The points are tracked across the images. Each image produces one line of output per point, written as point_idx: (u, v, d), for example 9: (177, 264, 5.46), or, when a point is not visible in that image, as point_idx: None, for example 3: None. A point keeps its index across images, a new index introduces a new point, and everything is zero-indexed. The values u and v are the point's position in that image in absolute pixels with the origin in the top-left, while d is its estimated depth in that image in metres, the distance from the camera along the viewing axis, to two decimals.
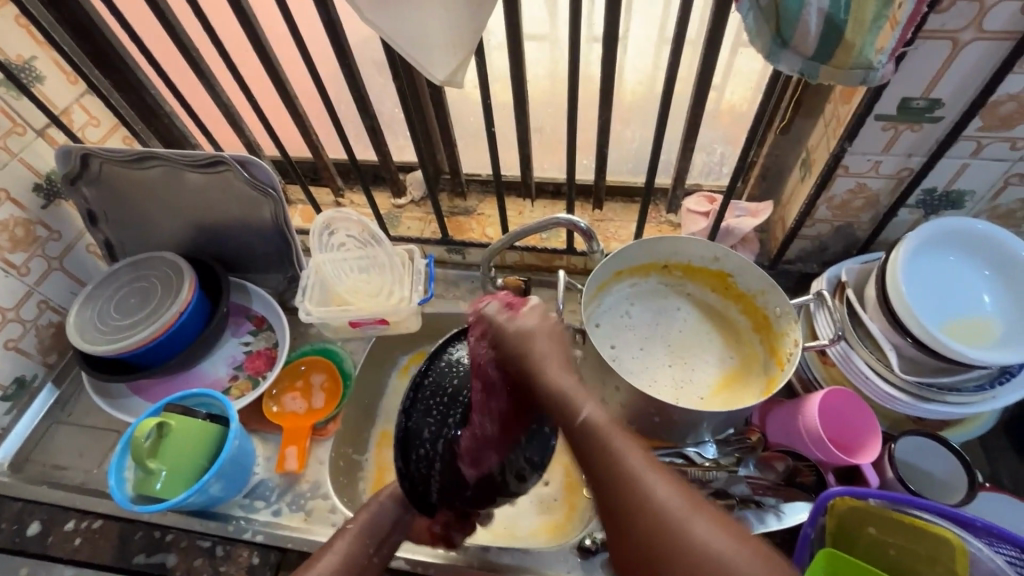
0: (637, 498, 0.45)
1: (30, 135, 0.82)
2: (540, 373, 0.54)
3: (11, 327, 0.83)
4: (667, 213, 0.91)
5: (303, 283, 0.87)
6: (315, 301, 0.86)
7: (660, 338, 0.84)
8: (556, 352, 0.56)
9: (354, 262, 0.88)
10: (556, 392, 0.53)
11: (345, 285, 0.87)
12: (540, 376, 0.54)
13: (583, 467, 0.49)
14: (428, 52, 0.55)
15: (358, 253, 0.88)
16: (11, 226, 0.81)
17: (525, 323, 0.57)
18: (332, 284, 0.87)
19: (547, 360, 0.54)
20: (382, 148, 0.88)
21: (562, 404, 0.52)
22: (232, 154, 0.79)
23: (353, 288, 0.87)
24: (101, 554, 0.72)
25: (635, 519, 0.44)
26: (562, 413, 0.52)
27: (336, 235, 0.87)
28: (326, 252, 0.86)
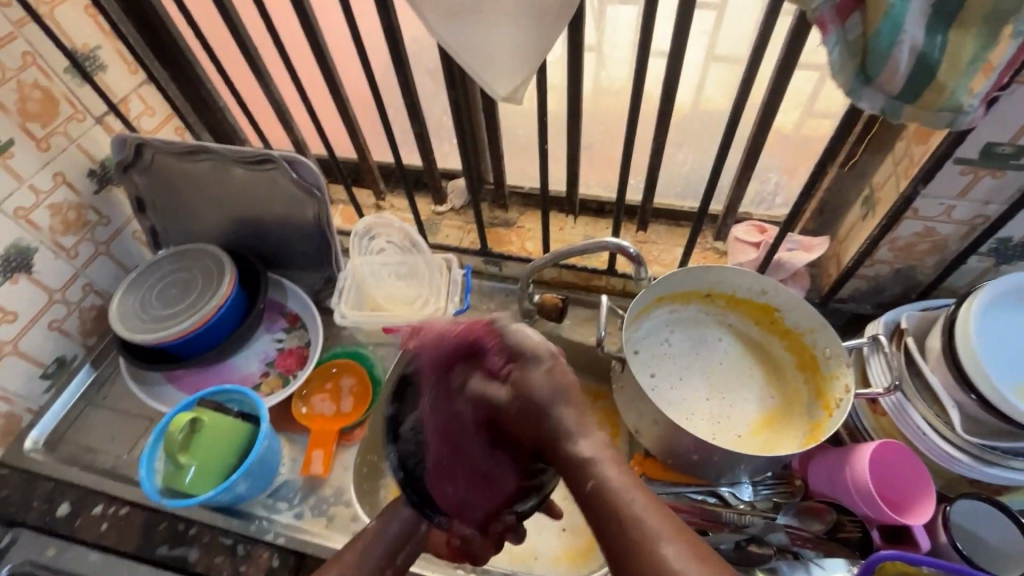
0: (627, 532, 0.42)
1: (89, 122, 0.84)
2: (562, 434, 0.49)
3: (56, 308, 0.85)
4: (714, 240, 0.89)
5: (339, 285, 0.87)
6: (349, 303, 0.86)
7: (698, 369, 0.81)
8: (549, 401, 0.50)
9: (388, 266, 0.88)
10: (570, 454, 0.48)
11: (379, 288, 0.86)
12: (559, 444, 0.49)
13: (596, 530, 0.45)
14: (492, 68, 0.54)
15: (393, 258, 0.88)
16: (65, 210, 0.83)
17: (542, 384, 0.51)
18: (368, 288, 0.86)
19: (571, 425, 0.49)
20: (429, 155, 0.88)
21: (585, 462, 0.47)
22: (281, 153, 0.79)
23: (387, 293, 0.86)
24: (126, 542, 0.73)
25: (609, 529, 0.43)
26: (585, 477, 0.46)
27: (374, 237, 0.87)
28: (366, 256, 0.86)
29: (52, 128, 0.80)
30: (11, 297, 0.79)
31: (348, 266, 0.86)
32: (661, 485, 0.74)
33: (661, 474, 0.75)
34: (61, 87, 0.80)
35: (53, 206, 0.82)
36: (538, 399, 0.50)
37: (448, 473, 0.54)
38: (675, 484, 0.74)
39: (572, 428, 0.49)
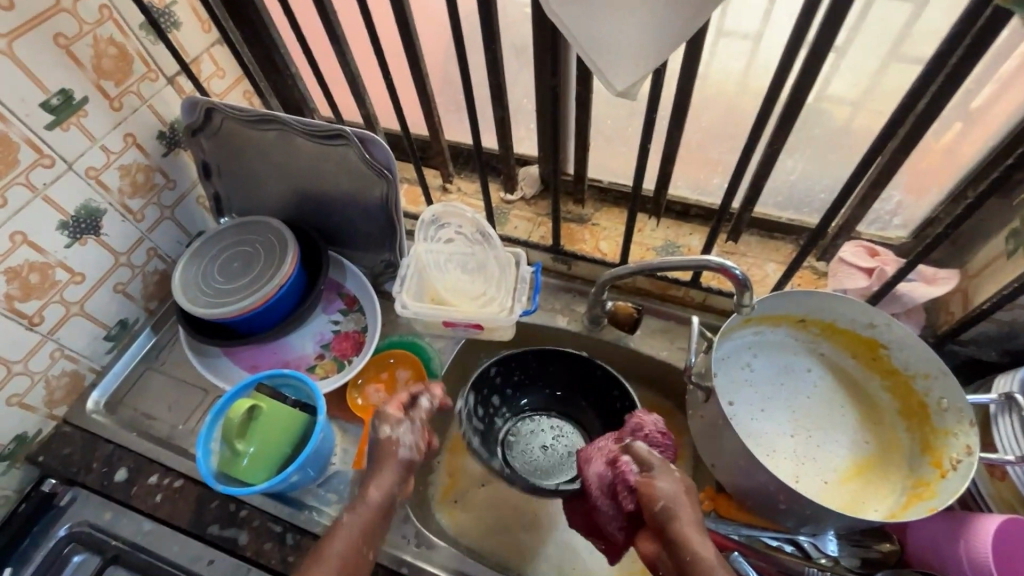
0: None
1: (161, 82, 0.81)
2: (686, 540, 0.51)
3: (122, 271, 0.84)
4: (817, 259, 0.80)
5: (400, 273, 0.81)
6: (410, 293, 0.80)
7: (782, 401, 0.74)
8: (688, 504, 0.54)
9: (453, 255, 0.83)
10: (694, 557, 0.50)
11: (442, 278, 0.82)
12: (679, 539, 0.52)
13: None
14: (614, 57, 0.47)
15: (460, 247, 0.83)
16: (134, 172, 0.81)
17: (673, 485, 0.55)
18: (431, 279, 0.82)
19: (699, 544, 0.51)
20: (507, 140, 0.81)
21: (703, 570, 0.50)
22: (354, 130, 0.74)
23: (450, 284, 0.82)
24: (179, 515, 0.73)
25: None
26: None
27: (444, 226, 0.82)
28: (430, 244, 0.82)
29: (125, 87, 0.77)
30: (80, 258, 0.78)
31: (413, 251, 0.81)
32: (732, 524, 0.68)
33: (733, 513, 0.70)
34: (135, 44, 0.77)
35: (123, 168, 0.80)
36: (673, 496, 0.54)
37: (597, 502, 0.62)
38: (748, 526, 0.68)
39: (689, 523, 0.53)
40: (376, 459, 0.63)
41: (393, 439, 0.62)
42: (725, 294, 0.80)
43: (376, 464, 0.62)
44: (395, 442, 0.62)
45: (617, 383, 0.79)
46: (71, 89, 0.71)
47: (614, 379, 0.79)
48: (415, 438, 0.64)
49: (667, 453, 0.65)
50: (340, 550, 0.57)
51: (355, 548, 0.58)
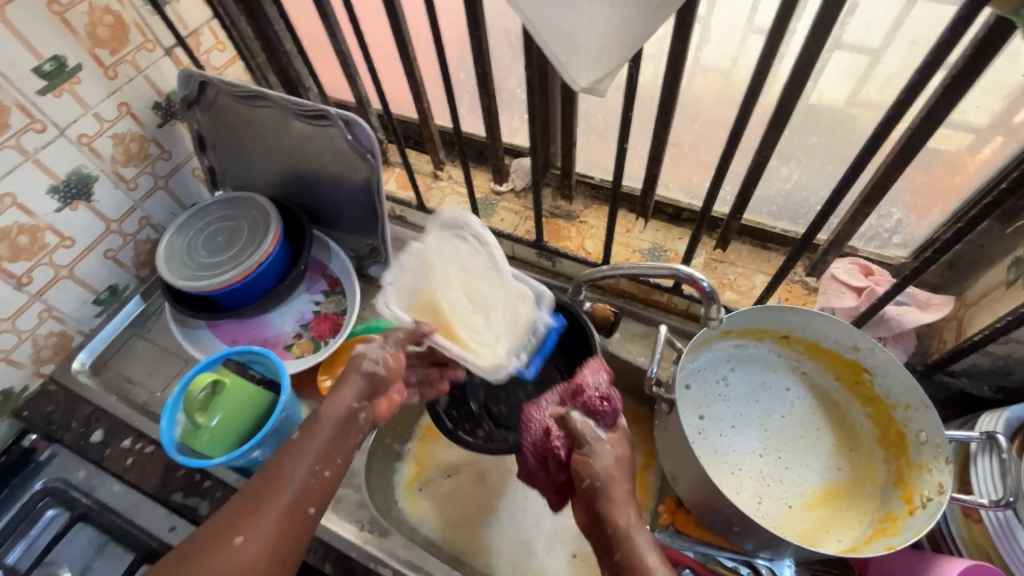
0: None
1: (158, 53, 0.82)
2: (610, 514, 0.53)
3: (112, 238, 0.86)
4: (807, 274, 0.77)
5: (402, 262, 0.68)
6: (403, 289, 0.68)
7: (754, 417, 0.71)
8: (616, 480, 0.55)
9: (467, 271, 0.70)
10: (617, 528, 0.53)
11: (447, 288, 0.67)
12: (606, 514, 0.53)
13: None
14: (576, 50, 0.44)
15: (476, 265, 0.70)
16: (127, 141, 0.83)
17: (602, 460, 0.56)
18: (433, 285, 0.67)
19: (625, 520, 0.53)
20: (495, 130, 0.79)
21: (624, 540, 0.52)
22: (338, 111, 0.74)
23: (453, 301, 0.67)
24: (147, 480, 0.75)
25: None
26: (617, 550, 0.52)
27: (463, 241, 0.68)
28: (447, 250, 0.68)
29: (120, 56, 0.78)
30: (69, 223, 0.80)
31: (423, 243, 0.68)
32: (688, 540, 0.67)
33: (690, 529, 0.70)
34: (132, 13, 0.77)
35: (116, 136, 0.81)
36: (600, 474, 0.55)
37: (530, 466, 0.63)
38: (705, 544, 0.67)
39: (616, 500, 0.54)
40: (344, 376, 0.62)
41: (360, 354, 0.62)
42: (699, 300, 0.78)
43: (343, 378, 0.61)
44: (362, 357, 0.62)
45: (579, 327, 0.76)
46: (65, 55, 0.72)
47: (580, 323, 0.75)
48: (382, 356, 0.62)
49: (610, 419, 0.59)
50: (297, 475, 0.55)
51: (311, 474, 0.56)
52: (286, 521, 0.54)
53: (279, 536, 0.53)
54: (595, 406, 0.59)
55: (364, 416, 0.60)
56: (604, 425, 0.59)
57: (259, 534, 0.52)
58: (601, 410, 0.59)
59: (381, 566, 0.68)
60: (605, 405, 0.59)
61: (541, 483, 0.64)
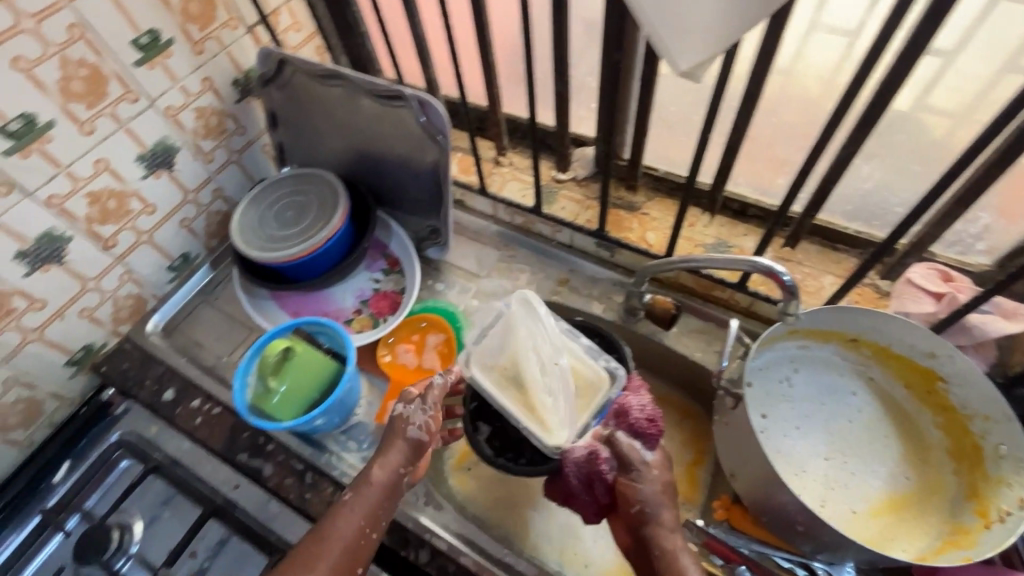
0: None
1: (240, 31, 0.85)
2: (658, 537, 0.56)
3: (188, 207, 0.90)
4: (880, 278, 0.75)
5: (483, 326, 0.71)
6: (484, 352, 0.70)
7: (818, 420, 0.70)
8: (663, 506, 0.57)
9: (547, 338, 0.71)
10: (664, 552, 0.55)
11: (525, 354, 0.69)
12: (652, 537, 0.56)
13: None
14: (680, 33, 0.44)
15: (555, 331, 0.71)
16: (208, 115, 0.86)
17: (648, 489, 0.57)
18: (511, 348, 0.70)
19: (672, 544, 0.56)
20: (564, 118, 0.80)
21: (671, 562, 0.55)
22: (413, 91, 0.76)
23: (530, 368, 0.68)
24: (215, 439, 0.78)
25: None
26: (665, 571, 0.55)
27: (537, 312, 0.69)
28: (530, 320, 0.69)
29: (208, 32, 0.81)
30: (152, 190, 0.83)
31: (506, 311, 0.70)
32: (743, 538, 0.66)
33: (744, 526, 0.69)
34: None
35: (199, 110, 0.85)
36: (647, 500, 0.57)
37: (570, 489, 0.63)
38: (761, 542, 0.66)
39: (663, 520, 0.56)
40: (387, 436, 0.66)
41: (403, 417, 0.66)
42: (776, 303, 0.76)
43: (387, 440, 0.65)
44: (405, 420, 0.65)
45: (611, 347, 0.74)
46: (159, 29, 0.75)
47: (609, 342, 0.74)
48: (427, 421, 0.65)
49: (654, 441, 0.60)
50: (347, 532, 0.59)
51: (358, 534, 0.60)
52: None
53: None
54: (641, 430, 0.60)
55: (405, 480, 0.64)
56: (650, 446, 0.60)
57: None
58: (646, 434, 0.60)
59: (435, 538, 0.70)
60: (649, 429, 0.60)
61: (580, 507, 0.64)
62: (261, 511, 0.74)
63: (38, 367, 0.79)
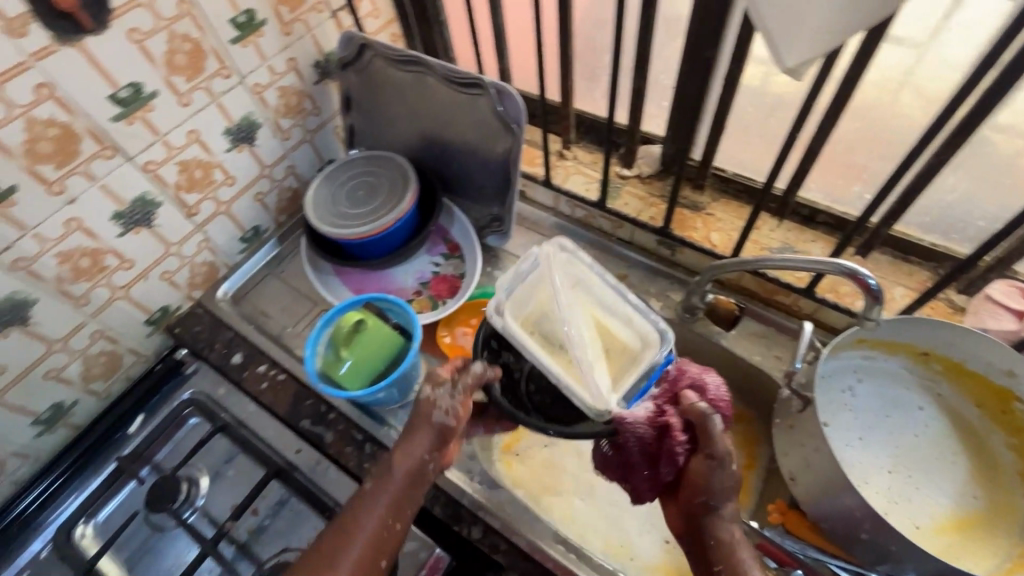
0: None
1: (325, 15, 0.88)
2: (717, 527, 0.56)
3: (264, 182, 0.94)
4: (956, 293, 0.73)
5: (518, 274, 0.74)
6: (518, 302, 0.73)
7: (881, 432, 0.69)
8: (727, 499, 0.56)
9: (583, 295, 0.73)
10: (720, 540, 0.56)
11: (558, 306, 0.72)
12: (712, 526, 0.56)
13: None
14: (791, 28, 0.45)
15: (594, 289, 0.73)
16: (289, 94, 0.90)
17: (722, 480, 0.55)
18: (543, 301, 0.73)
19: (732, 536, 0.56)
20: (637, 113, 0.80)
21: (727, 552, 0.55)
22: (493, 80, 0.78)
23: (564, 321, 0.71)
24: (280, 404, 0.82)
25: None
26: (719, 559, 0.55)
27: (574, 263, 0.74)
28: (565, 271, 0.74)
29: (297, 14, 0.84)
30: (234, 163, 0.87)
31: (542, 259, 0.74)
32: (799, 543, 0.66)
33: (801, 532, 0.67)
34: None
35: (282, 89, 0.88)
36: (717, 489, 0.56)
37: (631, 462, 0.62)
38: (818, 549, 0.65)
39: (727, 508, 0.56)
40: (414, 420, 0.63)
41: (431, 401, 0.62)
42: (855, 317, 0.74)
43: (413, 426, 0.62)
44: (432, 404, 0.62)
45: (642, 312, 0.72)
46: (255, 9, 0.78)
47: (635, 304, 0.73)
48: (455, 405, 0.62)
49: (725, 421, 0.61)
50: (372, 523, 0.59)
51: (383, 525, 0.59)
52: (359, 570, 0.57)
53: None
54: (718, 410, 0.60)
55: (431, 467, 0.62)
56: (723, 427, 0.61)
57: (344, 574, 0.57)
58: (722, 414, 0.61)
59: (488, 516, 0.71)
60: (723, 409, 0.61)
61: (639, 481, 0.63)
62: (321, 477, 0.77)
63: (120, 323, 0.83)
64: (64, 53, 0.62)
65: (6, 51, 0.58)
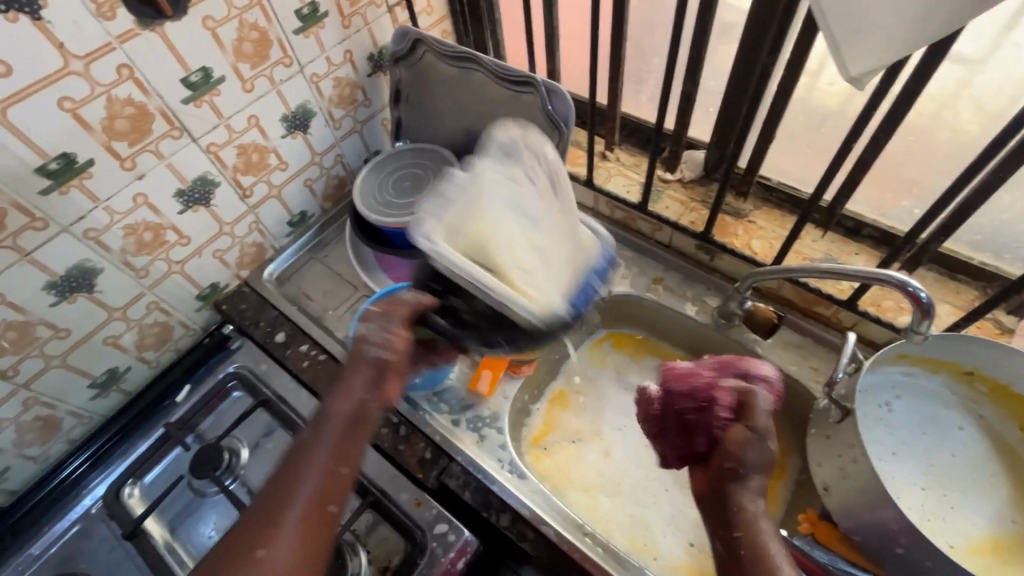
0: None
1: (383, 10, 0.91)
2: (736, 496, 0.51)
3: (313, 169, 0.97)
4: (1004, 314, 0.72)
5: (442, 195, 0.65)
6: (448, 220, 0.64)
7: (918, 448, 0.68)
8: (759, 473, 0.52)
9: (518, 207, 0.66)
10: (740, 509, 0.50)
11: (492, 218, 0.64)
12: (733, 493, 0.51)
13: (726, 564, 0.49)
14: (857, 38, 0.46)
15: (524, 195, 0.67)
16: (343, 85, 0.93)
17: (754, 451, 0.52)
18: (471, 213, 0.64)
19: (752, 507, 0.51)
20: (685, 118, 0.81)
21: (742, 516, 0.50)
22: (545, 79, 0.80)
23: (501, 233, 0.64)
24: (320, 383, 0.85)
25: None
26: (739, 525, 0.49)
27: (507, 175, 0.67)
28: (495, 176, 0.66)
29: (357, 8, 0.87)
30: (288, 149, 0.91)
31: (469, 176, 0.66)
32: (830, 555, 0.66)
33: (834, 544, 0.68)
34: None
35: (337, 80, 0.91)
36: (750, 457, 0.52)
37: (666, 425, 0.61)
38: (849, 562, 0.65)
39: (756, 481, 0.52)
40: (348, 361, 0.59)
41: (365, 339, 0.60)
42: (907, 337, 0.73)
43: (345, 366, 0.58)
44: (367, 342, 0.60)
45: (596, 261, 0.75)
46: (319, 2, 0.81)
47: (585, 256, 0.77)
48: (389, 338, 0.60)
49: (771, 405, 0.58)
50: (309, 479, 0.51)
51: (329, 471, 0.52)
52: (308, 526, 0.49)
53: (309, 539, 0.48)
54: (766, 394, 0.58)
55: (375, 406, 0.57)
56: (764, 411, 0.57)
57: (278, 543, 0.47)
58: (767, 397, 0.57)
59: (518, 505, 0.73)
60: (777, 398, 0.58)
61: (670, 449, 0.59)
62: None
63: (174, 296, 0.87)
64: (145, 36, 0.66)
65: (94, 33, 0.62)
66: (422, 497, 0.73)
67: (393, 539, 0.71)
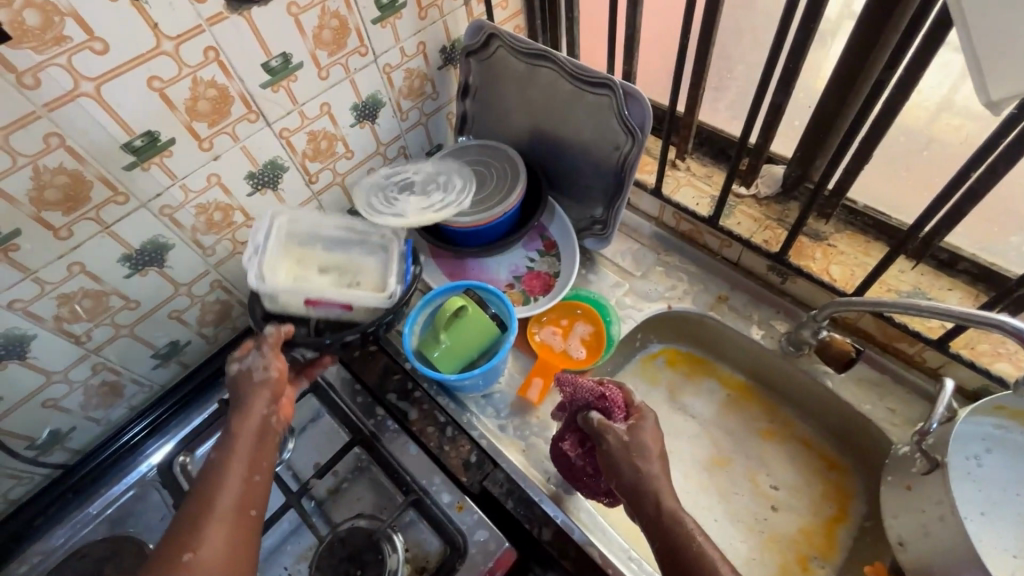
0: None
1: (459, 3, 0.89)
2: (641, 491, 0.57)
3: (377, 159, 0.97)
4: None
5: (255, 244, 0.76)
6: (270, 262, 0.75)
7: (1010, 509, 0.62)
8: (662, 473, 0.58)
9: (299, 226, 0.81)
10: (663, 511, 0.55)
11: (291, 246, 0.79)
12: (636, 496, 0.57)
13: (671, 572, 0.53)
14: (999, 60, 0.44)
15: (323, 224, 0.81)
16: (414, 77, 0.92)
17: (625, 463, 0.58)
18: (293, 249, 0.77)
19: (683, 517, 0.55)
20: (770, 131, 0.76)
21: (668, 516, 0.55)
22: (623, 82, 0.76)
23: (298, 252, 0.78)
24: (369, 373, 0.84)
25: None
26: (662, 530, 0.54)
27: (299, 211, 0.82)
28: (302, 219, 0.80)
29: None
30: (355, 138, 0.91)
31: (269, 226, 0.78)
32: None
33: None
34: None
35: (408, 72, 0.91)
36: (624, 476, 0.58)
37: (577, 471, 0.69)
38: None
39: (664, 485, 0.57)
40: (238, 395, 0.61)
41: (247, 369, 0.63)
42: (1010, 389, 0.66)
43: (240, 399, 0.61)
44: (247, 373, 0.62)
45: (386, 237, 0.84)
46: None
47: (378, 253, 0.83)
48: (269, 363, 0.63)
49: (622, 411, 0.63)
50: (229, 490, 0.55)
51: (246, 483, 0.56)
52: (236, 533, 0.53)
53: (237, 543, 0.52)
54: (602, 403, 0.63)
55: (276, 421, 0.62)
56: (619, 418, 0.62)
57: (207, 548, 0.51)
58: (612, 404, 0.63)
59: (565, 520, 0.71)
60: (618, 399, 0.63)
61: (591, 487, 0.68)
62: (400, 452, 0.76)
63: (236, 276, 0.89)
64: (233, 21, 0.66)
65: (186, 15, 0.63)
66: (464, 500, 0.71)
67: (430, 540, 0.70)
